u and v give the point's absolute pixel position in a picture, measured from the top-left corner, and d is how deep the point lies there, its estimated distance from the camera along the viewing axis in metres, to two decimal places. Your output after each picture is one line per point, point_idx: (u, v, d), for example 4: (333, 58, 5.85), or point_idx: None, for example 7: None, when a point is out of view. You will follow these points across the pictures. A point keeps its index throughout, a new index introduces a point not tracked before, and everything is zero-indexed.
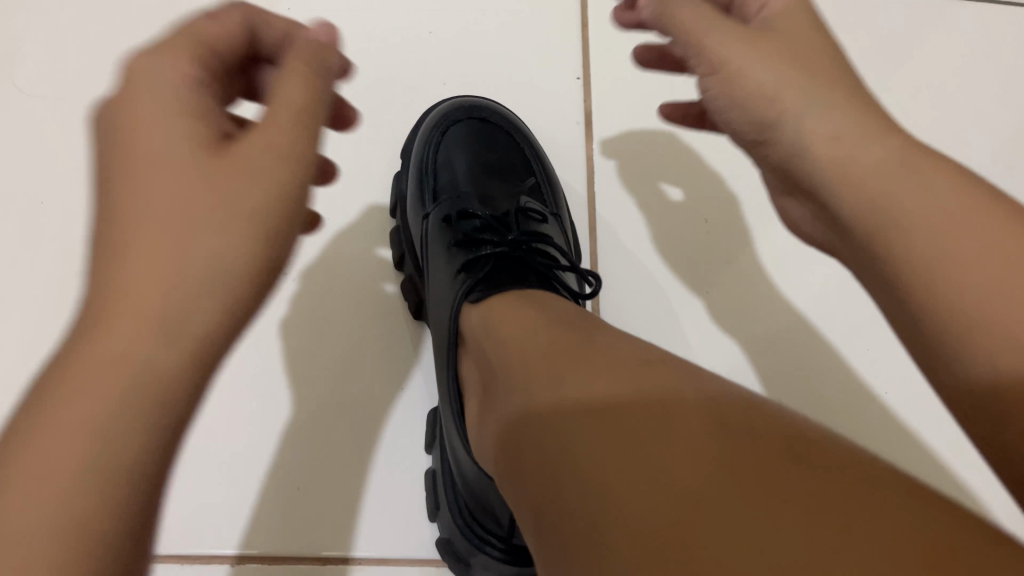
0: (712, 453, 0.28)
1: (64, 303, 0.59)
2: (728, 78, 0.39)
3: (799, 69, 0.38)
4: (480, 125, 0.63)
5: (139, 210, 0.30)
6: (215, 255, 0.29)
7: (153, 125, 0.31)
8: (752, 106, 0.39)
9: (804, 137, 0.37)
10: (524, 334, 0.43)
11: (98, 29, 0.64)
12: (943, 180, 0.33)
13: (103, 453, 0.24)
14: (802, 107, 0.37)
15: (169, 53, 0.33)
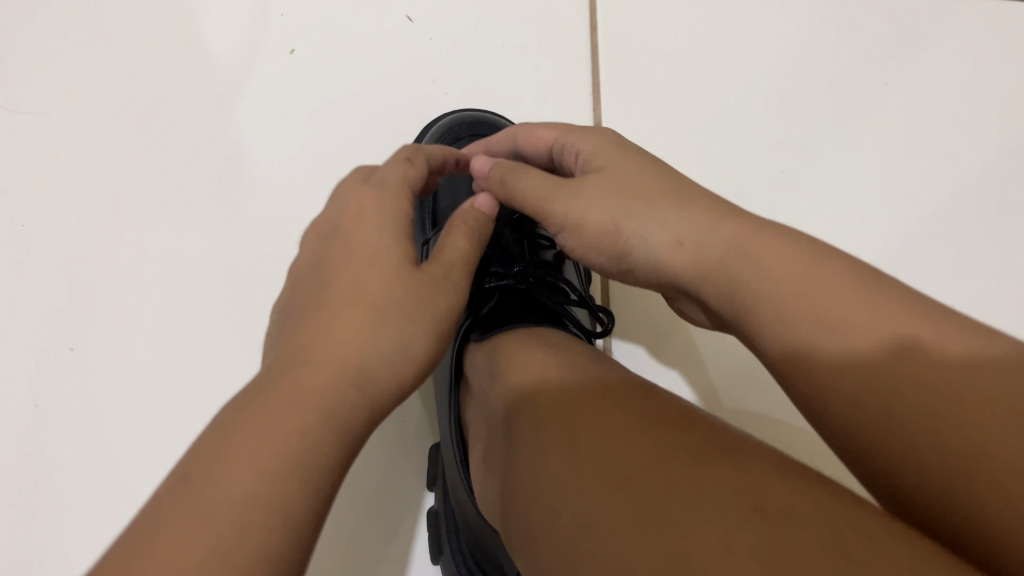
0: (746, 522, 0.27)
1: (53, 331, 0.57)
2: (572, 219, 0.40)
3: (621, 195, 0.38)
4: (483, 141, 0.60)
5: (331, 309, 0.34)
6: (374, 349, 0.33)
7: (365, 238, 0.37)
8: (600, 241, 0.39)
9: (659, 265, 0.36)
10: (530, 376, 0.40)
11: (84, 46, 0.62)
12: (794, 272, 0.32)
13: (253, 504, 0.26)
14: (642, 231, 0.37)
15: (396, 186, 0.39)
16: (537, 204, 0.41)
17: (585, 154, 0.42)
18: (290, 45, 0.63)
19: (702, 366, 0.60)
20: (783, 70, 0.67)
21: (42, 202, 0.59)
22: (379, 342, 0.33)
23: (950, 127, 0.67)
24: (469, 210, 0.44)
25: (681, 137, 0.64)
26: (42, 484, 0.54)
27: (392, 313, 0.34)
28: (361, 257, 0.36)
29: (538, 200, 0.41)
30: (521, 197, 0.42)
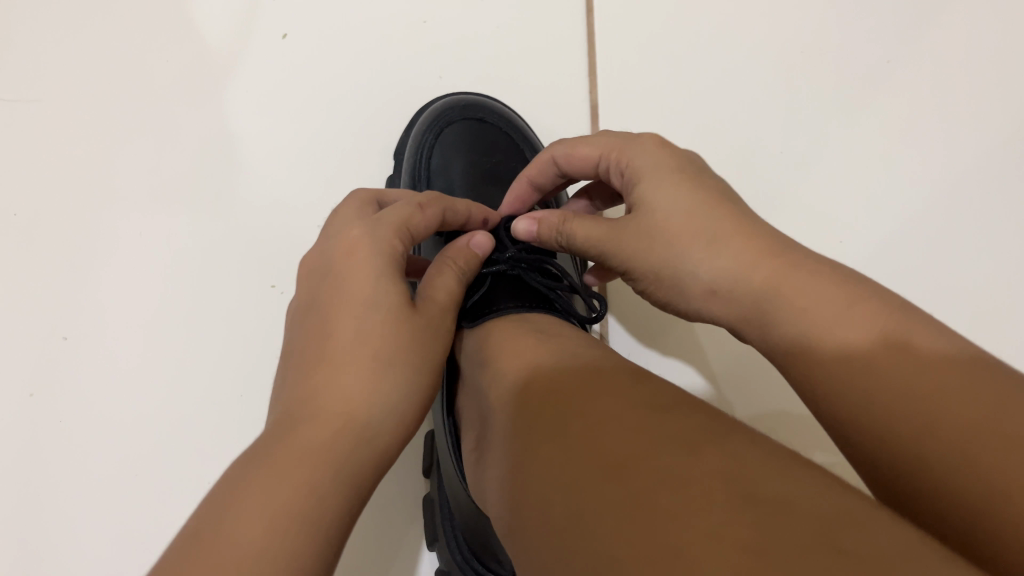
0: (734, 510, 0.26)
1: (45, 320, 0.57)
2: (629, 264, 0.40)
3: (670, 229, 0.38)
4: (478, 125, 0.59)
5: (332, 359, 0.34)
6: (377, 398, 0.33)
7: (365, 284, 0.36)
8: (658, 280, 0.39)
9: (716, 306, 0.36)
10: (524, 365, 0.39)
11: (75, 32, 0.62)
12: (833, 299, 0.31)
13: (276, 545, 0.26)
14: (692, 270, 0.37)
15: (393, 224, 0.39)
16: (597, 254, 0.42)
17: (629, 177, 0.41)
18: (283, 31, 0.62)
19: (699, 352, 0.59)
20: (785, 49, 0.66)
21: (34, 189, 0.59)
22: (380, 391, 0.34)
23: (962, 102, 0.65)
24: (463, 247, 0.44)
25: (679, 122, 0.63)
26: (38, 474, 0.54)
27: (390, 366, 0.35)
28: (362, 305, 0.35)
29: (597, 248, 0.42)
30: (581, 247, 0.43)
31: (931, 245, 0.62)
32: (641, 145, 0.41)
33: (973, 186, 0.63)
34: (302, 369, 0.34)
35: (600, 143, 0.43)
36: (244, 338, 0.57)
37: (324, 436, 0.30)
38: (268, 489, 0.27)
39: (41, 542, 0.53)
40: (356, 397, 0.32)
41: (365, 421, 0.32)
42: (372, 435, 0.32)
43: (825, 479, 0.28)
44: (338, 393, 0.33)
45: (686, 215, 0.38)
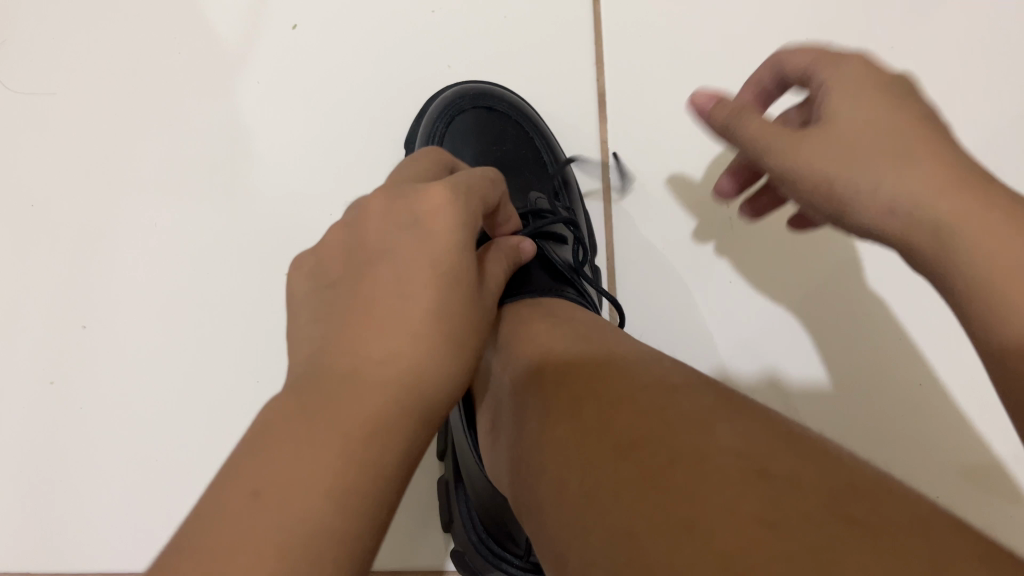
0: (745, 482, 0.27)
1: (64, 310, 0.58)
2: (778, 148, 0.36)
3: (886, 142, 0.34)
4: (487, 114, 0.61)
5: (382, 324, 0.31)
6: (422, 374, 0.31)
7: (441, 238, 0.34)
8: (807, 179, 0.35)
9: (864, 199, 0.34)
10: (540, 349, 0.40)
11: (89, 26, 0.63)
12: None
13: (315, 525, 0.24)
14: (868, 173, 0.34)
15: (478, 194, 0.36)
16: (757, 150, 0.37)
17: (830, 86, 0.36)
18: (294, 21, 0.63)
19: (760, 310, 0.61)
20: (792, 32, 0.66)
21: (52, 180, 0.60)
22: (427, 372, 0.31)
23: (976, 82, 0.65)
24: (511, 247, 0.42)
25: (686, 108, 0.64)
26: (60, 459, 0.56)
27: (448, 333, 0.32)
28: (434, 273, 0.33)
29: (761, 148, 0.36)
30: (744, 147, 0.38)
31: None
32: (847, 66, 0.36)
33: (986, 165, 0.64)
34: (349, 324, 0.31)
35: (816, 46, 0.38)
36: (256, 323, 0.58)
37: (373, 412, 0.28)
38: (308, 452, 0.26)
39: (68, 525, 0.55)
40: (394, 371, 0.30)
41: (415, 405, 0.30)
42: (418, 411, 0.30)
43: (836, 453, 0.29)
44: (381, 357, 0.30)
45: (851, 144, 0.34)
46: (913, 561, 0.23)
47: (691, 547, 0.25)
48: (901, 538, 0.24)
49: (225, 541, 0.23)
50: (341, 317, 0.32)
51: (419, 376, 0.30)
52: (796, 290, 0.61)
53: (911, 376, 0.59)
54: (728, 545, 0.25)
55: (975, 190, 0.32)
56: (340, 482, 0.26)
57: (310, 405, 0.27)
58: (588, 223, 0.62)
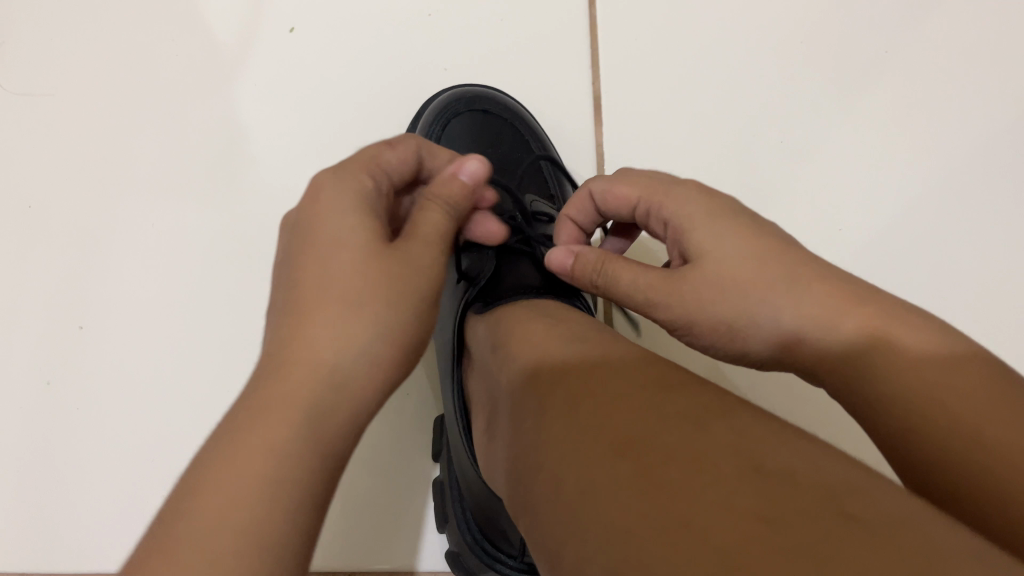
0: (741, 480, 0.27)
1: (61, 310, 0.58)
2: (671, 296, 0.40)
3: (758, 256, 0.38)
4: (483, 117, 0.61)
5: (308, 300, 0.33)
6: (355, 341, 0.32)
7: (334, 222, 0.35)
8: (705, 314, 0.39)
9: (770, 327, 0.37)
10: (536, 351, 0.40)
11: (86, 29, 0.63)
12: (921, 333, 0.33)
13: (254, 523, 0.26)
14: (758, 302, 0.37)
15: (360, 172, 0.37)
16: (645, 302, 0.41)
17: (679, 218, 0.41)
18: (291, 24, 0.63)
19: None
20: (786, 38, 0.67)
21: (48, 180, 0.60)
22: (349, 341, 0.32)
23: (963, 91, 0.67)
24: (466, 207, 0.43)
25: (680, 113, 0.65)
26: (55, 459, 0.56)
27: (370, 295, 0.33)
28: (335, 251, 0.34)
29: (645, 301, 0.41)
30: (620, 293, 0.42)
31: (928, 234, 0.64)
32: (681, 190, 0.41)
33: (969, 172, 0.65)
34: (287, 306, 0.33)
35: (635, 180, 0.44)
36: (254, 324, 0.58)
37: (290, 399, 0.30)
38: (231, 461, 0.27)
39: (61, 526, 0.55)
40: (317, 353, 0.31)
41: (335, 381, 0.31)
42: (345, 381, 0.31)
43: (824, 448, 0.30)
44: (300, 352, 0.31)
45: (700, 279, 0.39)
46: (906, 554, 0.23)
47: (689, 542, 0.26)
48: (893, 532, 0.24)
49: (168, 553, 0.25)
50: (278, 305, 0.34)
51: (338, 353, 0.32)
52: None
53: None
54: (726, 540, 0.25)
55: (850, 298, 0.35)
56: (263, 478, 0.27)
57: (239, 414, 0.29)
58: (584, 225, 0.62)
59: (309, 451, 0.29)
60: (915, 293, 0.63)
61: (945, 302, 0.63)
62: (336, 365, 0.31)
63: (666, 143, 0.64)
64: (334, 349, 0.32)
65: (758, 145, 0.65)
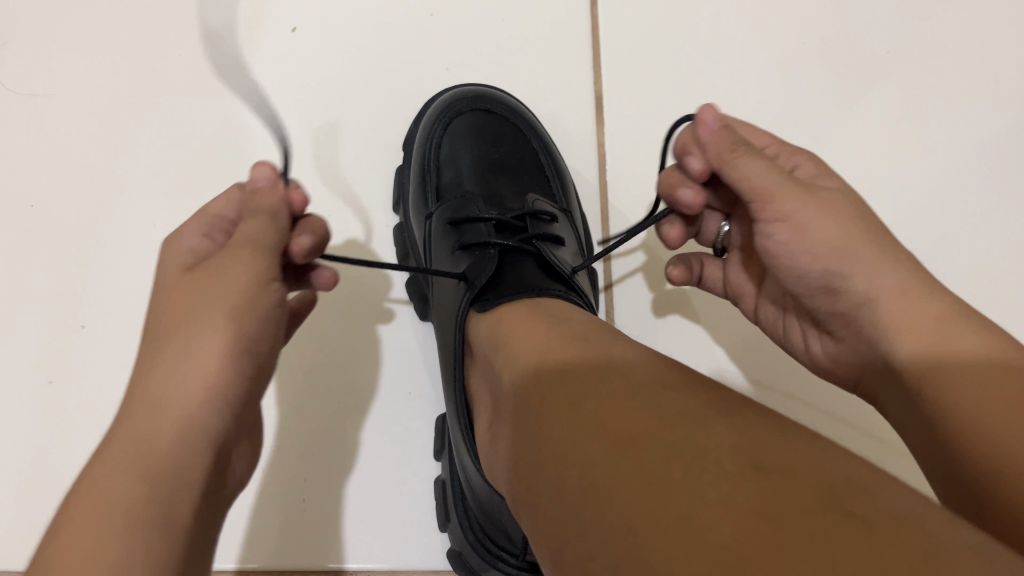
0: (743, 477, 0.27)
1: (62, 309, 0.58)
2: (790, 209, 0.38)
3: (867, 220, 0.39)
4: (484, 116, 0.61)
5: (153, 350, 0.34)
6: (183, 368, 0.33)
7: (171, 285, 0.37)
8: (818, 243, 0.38)
9: (865, 284, 0.37)
10: (539, 349, 0.40)
11: (88, 28, 0.63)
12: (997, 336, 0.35)
13: (98, 549, 0.27)
14: (867, 254, 0.37)
15: (195, 237, 0.39)
16: (756, 193, 0.39)
17: (810, 172, 0.42)
18: (293, 23, 0.63)
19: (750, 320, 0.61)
20: (789, 39, 0.67)
21: (50, 179, 0.60)
22: (177, 372, 0.33)
23: (967, 91, 0.67)
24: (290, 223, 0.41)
25: (682, 112, 0.65)
26: (56, 458, 0.56)
27: (187, 330, 0.34)
28: (167, 307, 0.36)
29: (760, 191, 0.39)
30: (733, 176, 0.39)
31: (931, 232, 0.64)
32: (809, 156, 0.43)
33: (972, 171, 0.65)
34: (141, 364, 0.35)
35: (761, 131, 0.45)
36: None
37: (125, 437, 0.31)
38: (76, 507, 0.28)
39: None
40: (152, 391, 0.32)
41: (165, 409, 0.32)
42: (176, 405, 0.32)
43: (825, 446, 0.30)
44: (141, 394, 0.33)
45: (826, 203, 0.39)
46: (907, 552, 0.23)
47: (691, 541, 0.26)
48: (894, 529, 0.24)
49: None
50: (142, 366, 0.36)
51: (166, 386, 0.32)
52: None
53: None
54: (725, 536, 0.25)
55: (936, 288, 0.37)
56: (106, 511, 0.28)
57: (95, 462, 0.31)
58: (585, 224, 0.62)
59: (151, 477, 0.29)
60: None
61: None
62: (167, 400, 0.32)
63: None
64: (176, 382, 0.33)
65: None
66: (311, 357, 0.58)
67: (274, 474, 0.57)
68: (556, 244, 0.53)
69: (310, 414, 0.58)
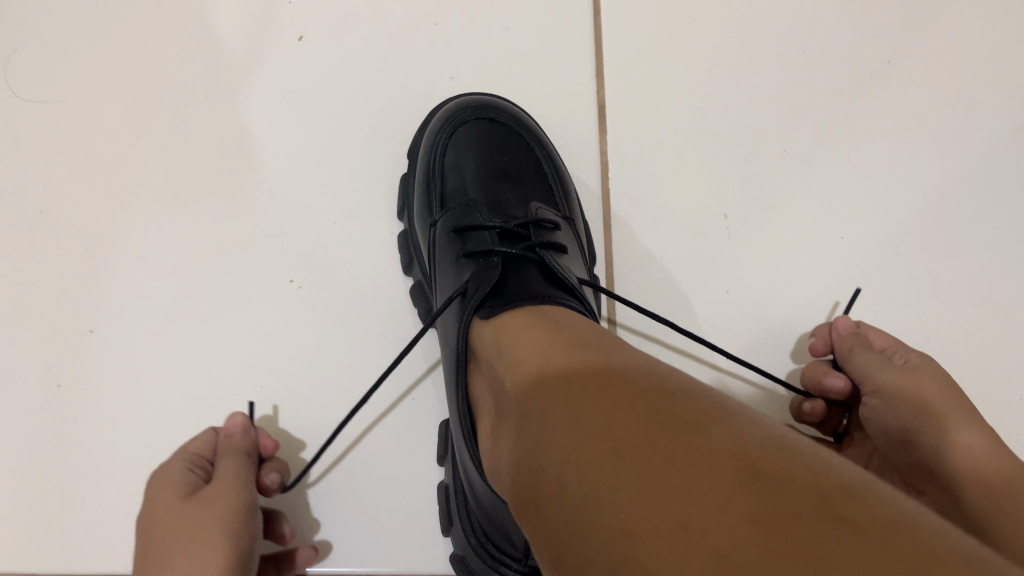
0: (740, 482, 0.28)
1: (71, 315, 0.59)
2: (881, 381, 0.47)
3: (953, 389, 0.45)
4: (489, 125, 0.62)
5: (157, 532, 0.40)
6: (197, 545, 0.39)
7: (163, 485, 0.43)
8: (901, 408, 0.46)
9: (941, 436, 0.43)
10: (541, 357, 0.41)
11: (98, 39, 0.64)
12: None
13: None
14: (946, 414, 0.44)
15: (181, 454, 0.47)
16: (864, 374, 0.49)
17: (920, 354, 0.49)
18: (300, 32, 0.64)
19: (753, 321, 0.63)
20: (790, 47, 0.68)
21: (58, 186, 0.61)
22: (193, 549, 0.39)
23: (967, 99, 0.67)
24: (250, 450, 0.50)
25: (684, 120, 0.66)
26: (64, 461, 0.56)
27: (192, 519, 0.40)
28: (165, 500, 0.42)
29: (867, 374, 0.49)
30: (854, 364, 0.50)
31: (931, 238, 0.65)
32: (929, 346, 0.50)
33: (972, 178, 0.66)
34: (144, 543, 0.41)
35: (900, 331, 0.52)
36: (262, 328, 0.59)
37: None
38: None
39: (70, 527, 0.56)
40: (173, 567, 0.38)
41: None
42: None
43: (818, 453, 0.30)
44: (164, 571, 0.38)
45: (914, 377, 0.46)
46: (900, 558, 0.24)
47: (688, 547, 0.26)
48: (888, 535, 0.25)
49: None
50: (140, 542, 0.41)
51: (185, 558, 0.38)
52: (784, 302, 0.63)
53: None
54: (722, 543, 0.26)
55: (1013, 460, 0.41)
56: None
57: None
58: (588, 231, 0.63)
59: None
60: (917, 301, 0.64)
61: (949, 306, 0.64)
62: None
63: (670, 152, 0.65)
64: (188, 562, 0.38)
65: (762, 152, 0.66)
66: (316, 361, 0.59)
67: None
68: (558, 252, 0.53)
69: (296, 414, 0.58)
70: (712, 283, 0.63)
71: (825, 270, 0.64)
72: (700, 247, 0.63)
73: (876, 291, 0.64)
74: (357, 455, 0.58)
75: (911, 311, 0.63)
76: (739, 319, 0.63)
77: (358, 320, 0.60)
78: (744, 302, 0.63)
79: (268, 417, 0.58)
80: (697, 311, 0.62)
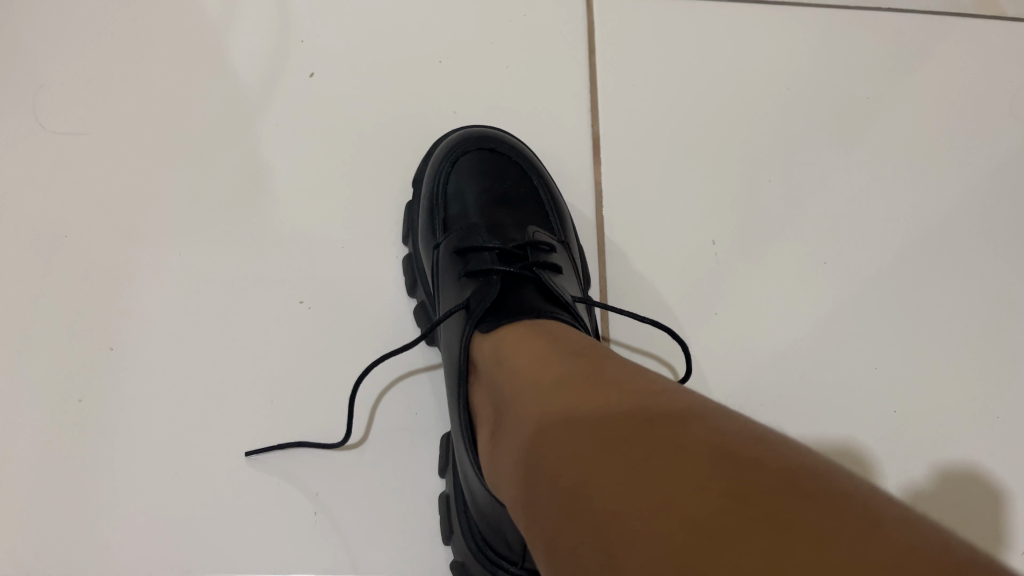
0: (715, 466, 0.31)
1: (94, 334, 0.62)
2: None
3: None
4: (489, 155, 0.65)
5: None
6: None
7: None
8: None
9: None
10: (540, 365, 0.44)
11: (123, 75, 0.68)
12: None
13: None
14: None
15: None
16: None
17: None
18: (311, 69, 0.68)
19: (742, 340, 0.65)
20: (774, 84, 0.72)
21: (83, 212, 0.64)
22: None
23: (943, 133, 0.72)
24: None
25: (674, 150, 0.69)
26: (85, 474, 0.59)
27: None
28: None
29: None
30: None
31: (906, 262, 0.69)
32: None
33: (940, 205, 0.70)
34: None
35: None
36: (272, 347, 0.62)
37: None
38: None
39: (84, 536, 0.58)
40: None
41: None
42: None
43: (786, 439, 0.33)
44: None
45: None
46: (849, 525, 0.27)
47: (667, 524, 0.29)
48: (840, 507, 0.28)
49: None
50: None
51: None
52: (769, 322, 0.66)
53: (895, 406, 0.65)
54: (699, 523, 0.28)
55: None
56: None
57: None
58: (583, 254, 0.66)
59: None
60: (894, 323, 0.67)
61: (924, 325, 0.67)
62: None
63: (661, 181, 0.68)
64: None
65: (747, 181, 0.69)
66: (323, 378, 0.62)
67: (264, 488, 0.59)
68: (554, 273, 0.56)
69: (302, 428, 0.61)
70: (700, 303, 0.66)
71: (809, 293, 0.67)
72: (690, 270, 0.67)
73: (857, 312, 0.67)
74: (362, 466, 0.60)
75: (890, 330, 0.67)
76: (727, 338, 0.65)
77: (364, 338, 0.63)
78: (732, 322, 0.66)
79: (276, 429, 0.60)
80: (688, 329, 0.65)
